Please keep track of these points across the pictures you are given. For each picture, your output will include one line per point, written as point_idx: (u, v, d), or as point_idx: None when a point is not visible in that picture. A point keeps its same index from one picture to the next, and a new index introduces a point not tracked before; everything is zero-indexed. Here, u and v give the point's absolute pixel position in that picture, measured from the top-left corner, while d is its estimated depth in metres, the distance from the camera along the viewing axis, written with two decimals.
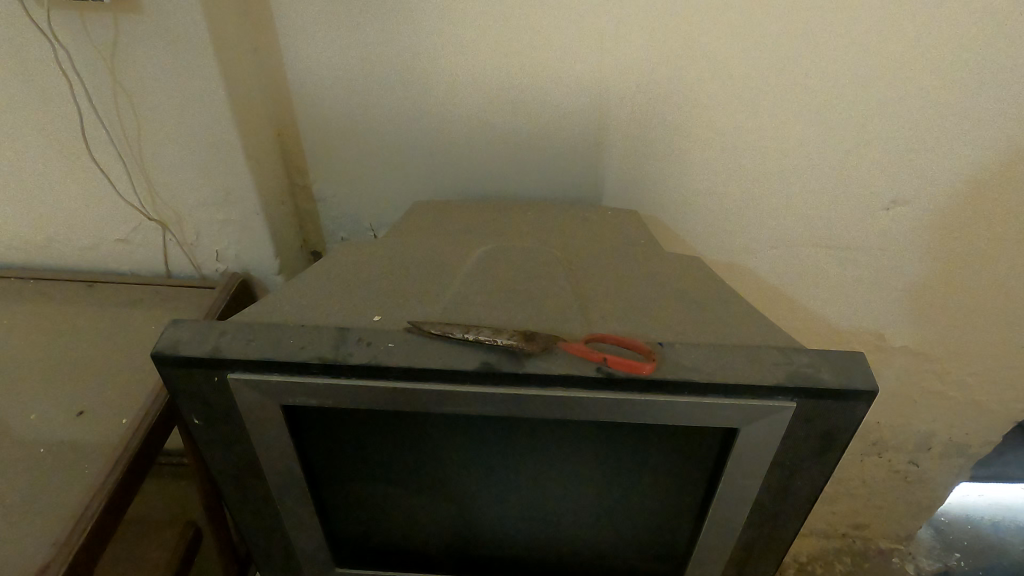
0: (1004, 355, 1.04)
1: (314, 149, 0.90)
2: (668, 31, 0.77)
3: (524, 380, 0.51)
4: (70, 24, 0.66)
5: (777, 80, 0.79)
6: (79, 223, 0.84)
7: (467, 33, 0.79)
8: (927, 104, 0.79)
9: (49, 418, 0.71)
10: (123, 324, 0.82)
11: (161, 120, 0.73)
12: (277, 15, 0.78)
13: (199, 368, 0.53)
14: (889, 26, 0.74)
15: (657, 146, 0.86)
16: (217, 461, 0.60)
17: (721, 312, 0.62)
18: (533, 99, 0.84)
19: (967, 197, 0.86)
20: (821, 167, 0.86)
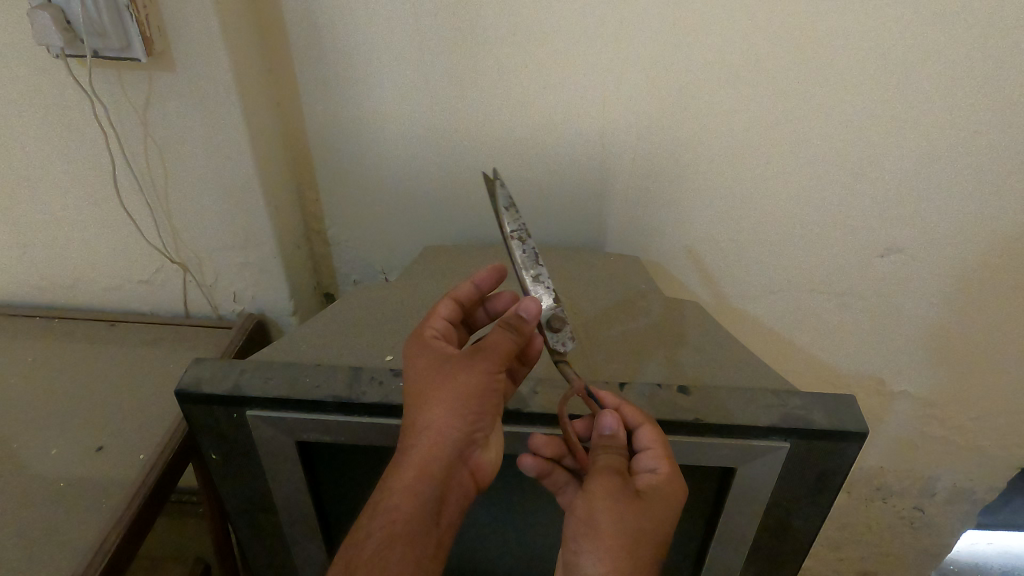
0: (1004, 401, 1.05)
1: (332, 197, 0.94)
2: (668, 90, 0.81)
3: (524, 419, 0.54)
4: (109, 82, 0.71)
5: (772, 136, 0.83)
6: (106, 263, 0.88)
7: (478, 90, 0.83)
8: (914, 159, 0.83)
9: (70, 453, 0.73)
10: (142, 361, 0.85)
11: (188, 170, 0.78)
12: (300, 72, 0.83)
13: (220, 405, 0.55)
14: (877, 86, 0.78)
15: (657, 196, 0.90)
16: (229, 495, 0.62)
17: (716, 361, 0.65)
18: (539, 152, 0.88)
19: (957, 245, 0.89)
20: (817, 216, 0.90)
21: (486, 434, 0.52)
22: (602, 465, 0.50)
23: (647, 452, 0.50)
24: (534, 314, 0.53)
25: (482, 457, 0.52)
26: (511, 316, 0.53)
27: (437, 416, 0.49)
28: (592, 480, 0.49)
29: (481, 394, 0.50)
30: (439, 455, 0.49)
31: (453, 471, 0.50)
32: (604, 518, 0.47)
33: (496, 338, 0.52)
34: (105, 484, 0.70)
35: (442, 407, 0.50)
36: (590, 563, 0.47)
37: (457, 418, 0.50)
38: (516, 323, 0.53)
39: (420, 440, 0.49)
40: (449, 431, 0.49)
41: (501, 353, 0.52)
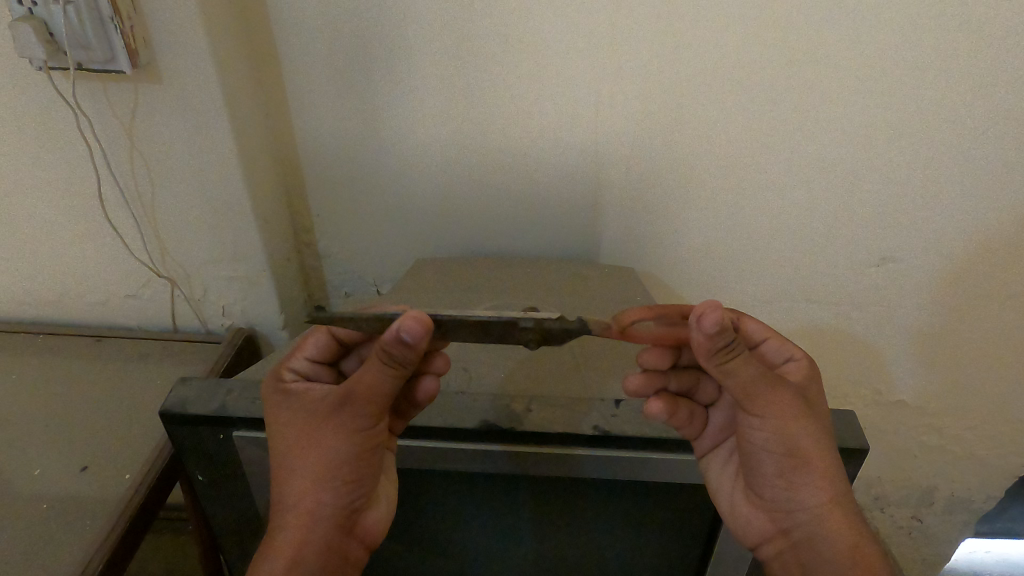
0: (1001, 410, 1.04)
1: (322, 210, 0.93)
2: (660, 100, 0.81)
3: (518, 437, 0.54)
4: (93, 95, 0.70)
5: (765, 145, 0.83)
6: (93, 278, 0.87)
7: (470, 101, 0.82)
8: (908, 168, 0.83)
9: (53, 472, 0.71)
10: (130, 378, 0.84)
11: (175, 184, 0.77)
12: (289, 85, 0.82)
13: (206, 425, 0.54)
14: (871, 95, 0.78)
15: (651, 207, 0.89)
16: (215, 517, 0.60)
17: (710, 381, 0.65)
18: (531, 164, 0.87)
19: (952, 254, 0.89)
20: (811, 226, 0.89)
21: (363, 497, 0.55)
22: (738, 385, 0.51)
23: (768, 343, 0.60)
24: (418, 334, 0.45)
25: (369, 517, 0.56)
26: (392, 341, 0.46)
27: (304, 490, 0.53)
28: (765, 411, 0.53)
29: (347, 463, 0.53)
30: (315, 526, 0.53)
31: (336, 536, 0.55)
32: (803, 439, 0.54)
33: (363, 390, 0.51)
34: (89, 506, 0.68)
35: (308, 480, 0.53)
36: (808, 487, 0.55)
37: (323, 489, 0.53)
38: (398, 346, 0.47)
39: (292, 513, 0.53)
40: (320, 502, 0.53)
41: (366, 413, 0.51)
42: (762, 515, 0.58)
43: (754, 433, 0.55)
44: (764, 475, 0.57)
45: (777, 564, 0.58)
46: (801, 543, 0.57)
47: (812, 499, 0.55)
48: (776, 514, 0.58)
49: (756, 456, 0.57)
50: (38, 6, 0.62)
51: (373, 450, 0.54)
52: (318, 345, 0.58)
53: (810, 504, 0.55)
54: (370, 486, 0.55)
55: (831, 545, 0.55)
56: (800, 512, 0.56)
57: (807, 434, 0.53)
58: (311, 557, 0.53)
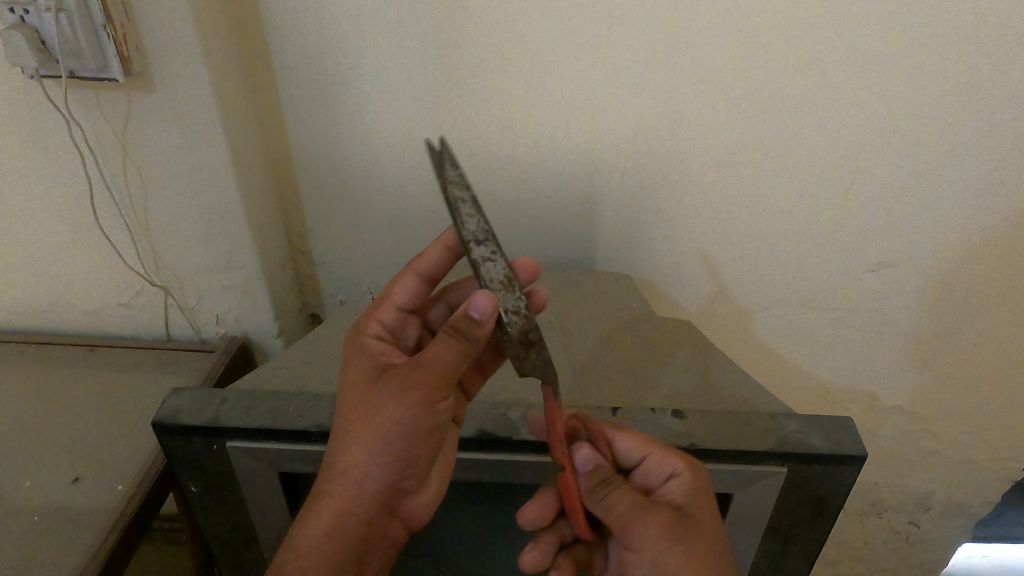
0: (997, 414, 1.04)
1: (317, 217, 0.93)
2: (654, 106, 0.81)
3: (513, 446, 0.53)
4: (86, 103, 0.69)
5: (760, 151, 0.83)
6: (85, 287, 0.86)
7: (464, 108, 0.82)
8: (902, 173, 0.83)
9: (45, 483, 0.70)
10: (123, 387, 0.83)
11: (169, 192, 0.76)
12: (283, 92, 0.82)
13: (198, 436, 0.54)
14: (864, 101, 0.78)
15: (646, 213, 0.89)
16: (209, 528, 0.60)
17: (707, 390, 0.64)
18: (526, 171, 0.87)
19: (947, 258, 0.89)
20: (806, 231, 0.89)
21: (415, 478, 0.52)
22: (620, 513, 0.52)
23: (649, 458, 0.53)
24: (486, 313, 0.48)
25: (416, 501, 0.53)
26: (461, 317, 0.48)
27: (357, 459, 0.50)
28: (629, 536, 0.52)
29: (406, 439, 0.50)
30: (358, 501, 0.51)
31: (378, 513, 0.52)
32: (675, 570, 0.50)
33: (433, 362, 0.49)
34: (81, 518, 0.67)
35: (362, 451, 0.50)
36: None
37: (376, 463, 0.50)
38: (467, 325, 0.48)
39: (338, 485, 0.50)
40: (371, 476, 0.50)
41: (432, 384, 0.49)
42: None
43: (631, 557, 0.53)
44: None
45: None
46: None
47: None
48: None
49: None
50: (30, 14, 0.61)
51: (433, 430, 0.51)
52: (408, 291, 0.61)
53: None
54: (424, 467, 0.52)
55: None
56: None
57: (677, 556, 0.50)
58: (346, 533, 0.50)
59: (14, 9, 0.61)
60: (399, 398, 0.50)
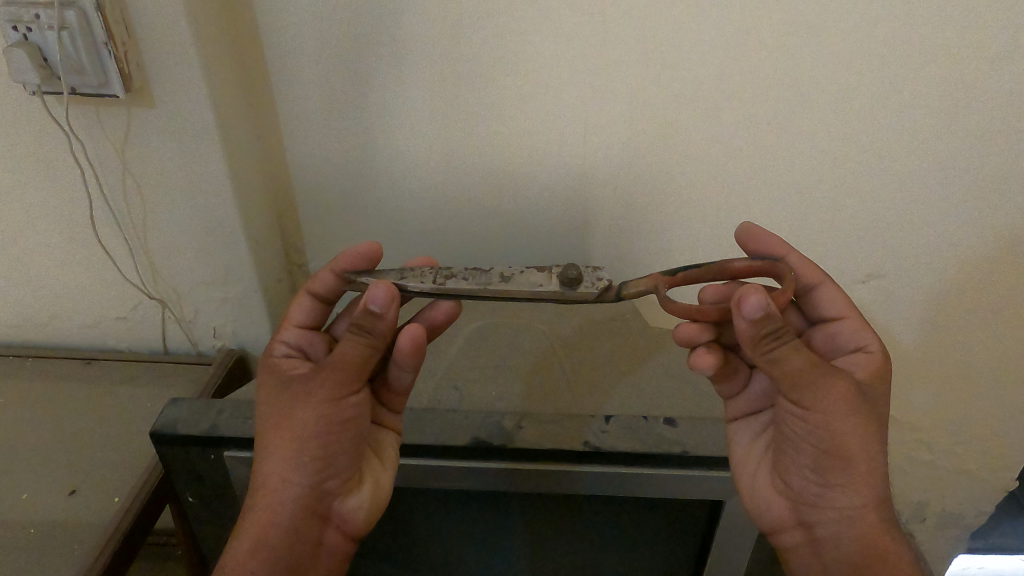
0: (988, 424, 1.05)
1: (314, 231, 0.94)
2: (648, 121, 0.82)
3: (508, 454, 0.54)
4: (88, 119, 0.70)
5: (752, 163, 0.84)
6: (84, 301, 0.86)
7: (460, 123, 0.84)
8: (890, 186, 0.84)
9: (43, 496, 0.71)
10: (120, 400, 0.83)
11: (168, 206, 0.77)
12: (282, 108, 0.83)
13: (196, 446, 0.55)
14: (852, 115, 0.80)
15: (639, 226, 0.90)
16: (206, 537, 0.61)
17: (697, 401, 0.66)
18: (521, 184, 0.88)
19: (935, 268, 0.90)
20: (797, 243, 0.90)
21: (340, 479, 0.56)
22: (796, 367, 0.51)
23: (846, 322, 0.60)
24: (385, 303, 0.50)
25: (346, 506, 0.56)
26: (365, 314, 0.50)
27: (273, 464, 0.54)
28: (810, 395, 0.53)
29: (319, 437, 0.54)
30: (282, 505, 0.54)
31: (307, 520, 0.55)
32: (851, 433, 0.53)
33: (341, 360, 0.53)
34: (78, 529, 0.67)
35: (279, 456, 0.54)
36: (846, 492, 0.54)
37: (296, 468, 0.54)
38: (367, 317, 0.50)
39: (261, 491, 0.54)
40: (291, 478, 0.54)
41: (339, 381, 0.54)
42: (785, 505, 0.57)
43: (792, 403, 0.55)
44: (795, 466, 0.56)
45: (793, 555, 0.58)
46: (821, 541, 0.56)
47: (848, 501, 0.54)
48: (802, 508, 0.57)
49: (794, 444, 0.56)
50: (33, 32, 0.63)
51: (345, 425, 0.55)
52: (304, 310, 0.60)
53: (846, 504, 0.54)
54: (345, 469, 0.56)
55: (848, 543, 0.54)
56: (829, 511, 0.55)
57: (854, 423, 0.53)
58: (273, 542, 0.54)
59: (17, 27, 0.62)
60: (311, 400, 0.54)
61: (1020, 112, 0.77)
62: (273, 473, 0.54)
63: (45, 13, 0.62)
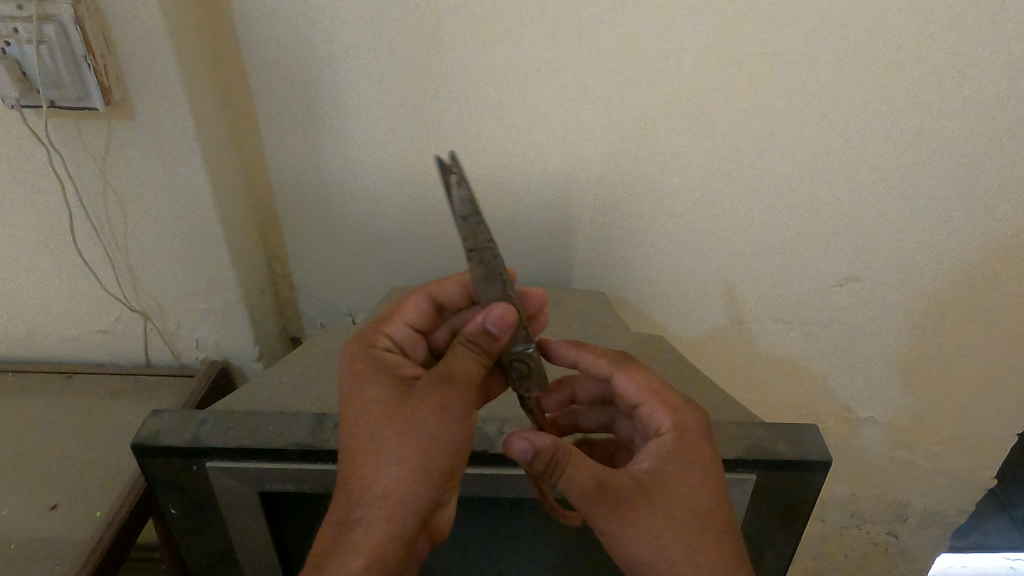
0: (965, 423, 1.07)
1: (296, 242, 0.94)
2: (626, 128, 0.83)
3: (490, 460, 0.54)
4: (67, 132, 0.70)
5: (727, 171, 0.86)
6: (64, 314, 0.86)
7: (441, 134, 0.84)
8: (863, 192, 0.86)
9: (22, 513, 0.70)
10: (102, 414, 0.83)
11: (149, 219, 0.77)
12: (263, 121, 0.84)
13: (178, 457, 0.55)
14: (826, 123, 0.81)
15: (617, 232, 0.91)
16: (189, 548, 0.61)
17: None
18: (502, 193, 0.89)
19: (910, 271, 0.92)
20: (776, 248, 0.92)
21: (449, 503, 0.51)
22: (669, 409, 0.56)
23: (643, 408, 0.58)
24: (504, 326, 0.47)
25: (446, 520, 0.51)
26: (481, 330, 0.48)
27: (382, 464, 0.47)
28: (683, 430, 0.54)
29: (439, 449, 0.48)
30: (391, 532, 0.47)
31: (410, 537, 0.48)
32: (627, 480, 0.51)
33: (457, 369, 0.49)
34: (57, 545, 0.67)
35: (396, 480, 0.47)
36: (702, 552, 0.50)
37: (411, 478, 0.47)
38: (487, 338, 0.48)
39: (371, 523, 0.47)
40: (412, 499, 0.47)
41: (462, 396, 0.48)
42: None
43: (648, 428, 0.57)
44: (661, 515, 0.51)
45: None
46: None
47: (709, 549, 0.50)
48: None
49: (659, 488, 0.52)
50: (11, 46, 0.62)
51: (462, 444, 0.48)
52: (419, 310, 0.60)
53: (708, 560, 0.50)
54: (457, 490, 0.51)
55: None
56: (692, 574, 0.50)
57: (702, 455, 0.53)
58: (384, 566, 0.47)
59: None
60: (432, 417, 0.48)
61: (988, 116, 0.80)
62: (389, 477, 0.47)
63: (23, 27, 0.61)
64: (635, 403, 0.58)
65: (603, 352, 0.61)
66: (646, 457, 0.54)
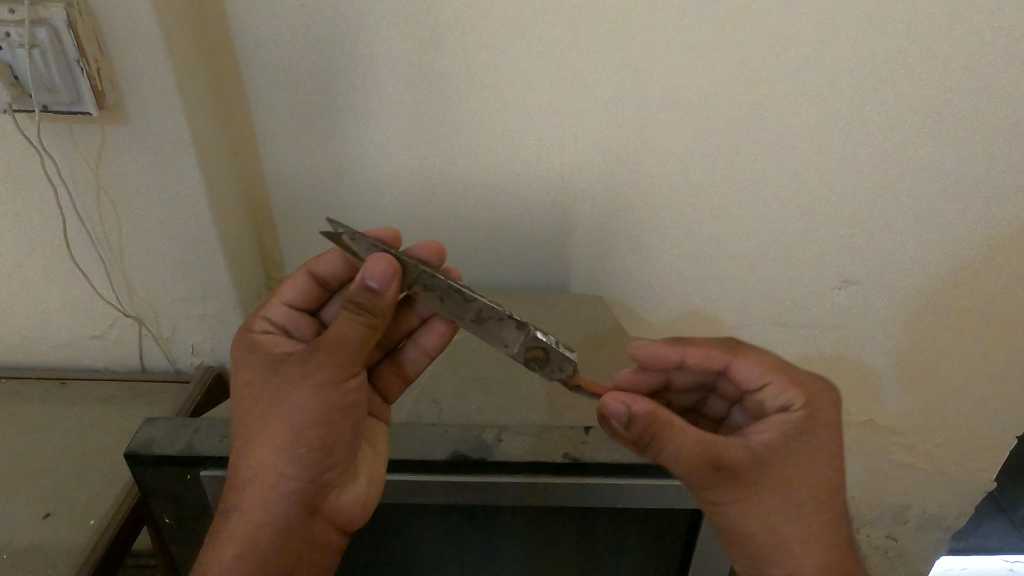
0: (964, 427, 1.07)
1: (292, 247, 0.94)
2: (624, 132, 0.83)
3: (489, 467, 0.54)
4: (61, 137, 0.69)
5: (726, 175, 0.85)
6: (58, 320, 0.85)
7: (438, 138, 0.84)
8: (862, 196, 0.86)
9: (16, 520, 0.69)
10: (97, 420, 0.82)
11: (144, 224, 0.77)
12: (259, 126, 0.83)
13: (172, 466, 0.54)
14: (825, 128, 0.81)
15: (616, 236, 0.91)
16: (183, 558, 0.60)
17: None
18: (499, 198, 0.89)
19: (909, 275, 0.92)
20: (775, 252, 0.92)
21: (337, 471, 0.54)
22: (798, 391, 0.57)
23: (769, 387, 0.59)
24: (382, 280, 0.49)
25: (341, 495, 0.54)
26: (358, 290, 0.49)
27: (262, 444, 0.51)
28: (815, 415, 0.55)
29: (313, 424, 0.52)
30: (274, 507, 0.52)
31: (295, 512, 0.53)
32: (739, 450, 0.52)
33: (329, 339, 0.51)
34: (50, 554, 0.66)
35: (270, 448, 0.51)
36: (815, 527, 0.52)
37: (285, 454, 0.51)
38: (368, 295, 0.50)
39: (248, 493, 0.51)
40: (285, 472, 0.52)
41: (334, 371, 0.52)
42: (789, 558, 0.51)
43: (770, 406, 0.59)
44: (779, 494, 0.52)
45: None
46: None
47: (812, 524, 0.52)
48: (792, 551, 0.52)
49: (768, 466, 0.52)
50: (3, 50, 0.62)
51: (338, 416, 0.52)
52: (298, 286, 0.63)
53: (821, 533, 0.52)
54: (341, 457, 0.54)
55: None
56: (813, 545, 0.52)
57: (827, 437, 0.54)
58: (266, 538, 0.51)
59: None
60: (298, 384, 0.52)
61: (986, 120, 0.79)
62: (269, 456, 0.51)
63: (15, 31, 0.61)
64: (758, 382, 0.60)
65: (703, 343, 0.63)
66: (765, 428, 0.55)
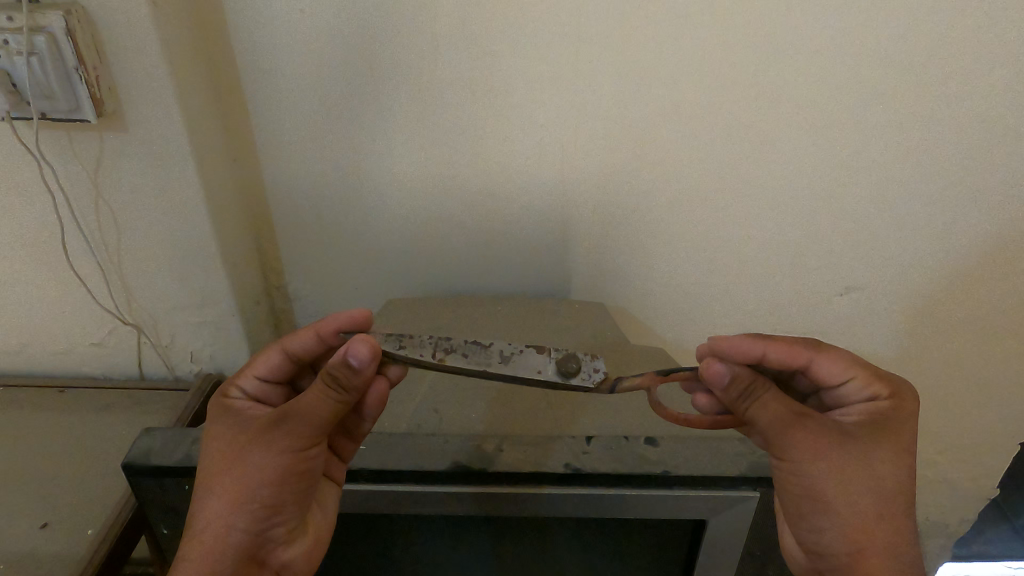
0: (967, 433, 1.06)
1: (291, 253, 0.93)
2: (624, 138, 0.82)
3: (489, 478, 0.53)
4: (59, 143, 0.69)
5: (727, 182, 0.85)
6: (56, 327, 0.85)
7: (438, 144, 0.84)
8: (864, 202, 0.86)
9: (14, 529, 0.69)
10: (95, 428, 0.82)
11: (142, 231, 0.76)
12: (258, 132, 0.83)
13: (170, 477, 0.54)
14: (827, 135, 0.81)
15: (617, 242, 0.90)
16: None
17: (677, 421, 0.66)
18: (500, 205, 0.88)
19: (911, 281, 0.92)
20: (776, 259, 0.91)
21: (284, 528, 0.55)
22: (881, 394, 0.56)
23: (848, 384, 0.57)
24: (365, 359, 0.50)
25: (285, 550, 0.55)
26: (342, 367, 0.50)
27: (220, 496, 0.52)
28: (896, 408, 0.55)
29: (274, 481, 0.53)
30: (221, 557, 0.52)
31: (242, 562, 0.54)
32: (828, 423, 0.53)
33: (304, 410, 0.53)
34: (47, 565, 0.65)
35: (226, 500, 0.52)
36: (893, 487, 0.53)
37: (239, 508, 0.52)
38: (345, 370, 0.51)
39: (197, 540, 0.52)
40: (235, 526, 0.53)
41: (301, 434, 0.53)
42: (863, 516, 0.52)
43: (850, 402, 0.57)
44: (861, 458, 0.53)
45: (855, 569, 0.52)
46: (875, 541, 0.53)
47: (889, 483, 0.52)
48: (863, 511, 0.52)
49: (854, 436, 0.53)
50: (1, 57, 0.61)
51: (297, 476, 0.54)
52: (270, 363, 0.60)
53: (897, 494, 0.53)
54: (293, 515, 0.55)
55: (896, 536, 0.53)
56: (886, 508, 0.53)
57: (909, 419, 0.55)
58: None
59: None
60: (266, 444, 0.53)
61: (988, 126, 0.79)
62: (225, 509, 0.52)
63: (13, 38, 0.60)
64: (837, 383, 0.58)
65: (784, 340, 0.58)
66: (848, 417, 0.55)
